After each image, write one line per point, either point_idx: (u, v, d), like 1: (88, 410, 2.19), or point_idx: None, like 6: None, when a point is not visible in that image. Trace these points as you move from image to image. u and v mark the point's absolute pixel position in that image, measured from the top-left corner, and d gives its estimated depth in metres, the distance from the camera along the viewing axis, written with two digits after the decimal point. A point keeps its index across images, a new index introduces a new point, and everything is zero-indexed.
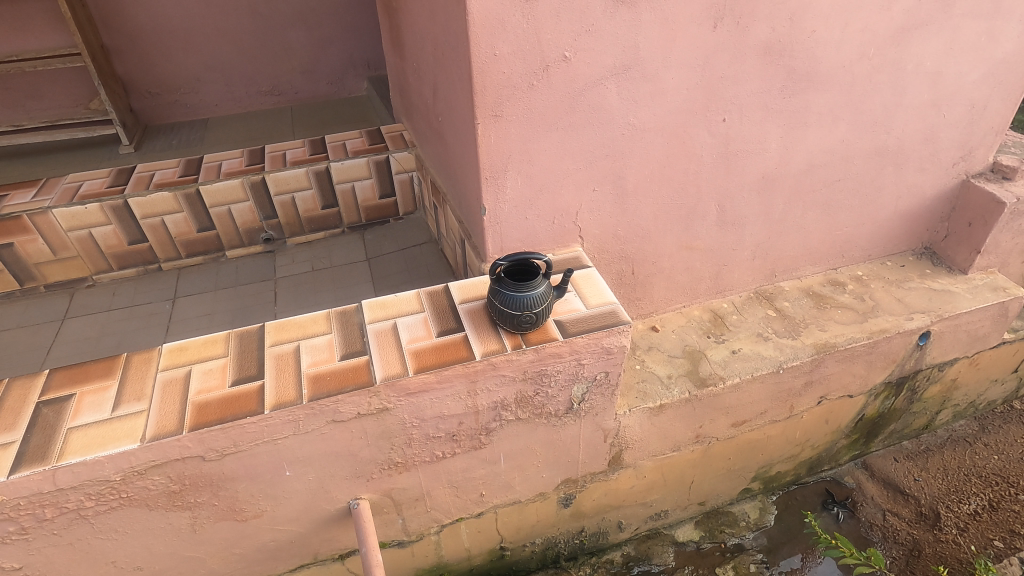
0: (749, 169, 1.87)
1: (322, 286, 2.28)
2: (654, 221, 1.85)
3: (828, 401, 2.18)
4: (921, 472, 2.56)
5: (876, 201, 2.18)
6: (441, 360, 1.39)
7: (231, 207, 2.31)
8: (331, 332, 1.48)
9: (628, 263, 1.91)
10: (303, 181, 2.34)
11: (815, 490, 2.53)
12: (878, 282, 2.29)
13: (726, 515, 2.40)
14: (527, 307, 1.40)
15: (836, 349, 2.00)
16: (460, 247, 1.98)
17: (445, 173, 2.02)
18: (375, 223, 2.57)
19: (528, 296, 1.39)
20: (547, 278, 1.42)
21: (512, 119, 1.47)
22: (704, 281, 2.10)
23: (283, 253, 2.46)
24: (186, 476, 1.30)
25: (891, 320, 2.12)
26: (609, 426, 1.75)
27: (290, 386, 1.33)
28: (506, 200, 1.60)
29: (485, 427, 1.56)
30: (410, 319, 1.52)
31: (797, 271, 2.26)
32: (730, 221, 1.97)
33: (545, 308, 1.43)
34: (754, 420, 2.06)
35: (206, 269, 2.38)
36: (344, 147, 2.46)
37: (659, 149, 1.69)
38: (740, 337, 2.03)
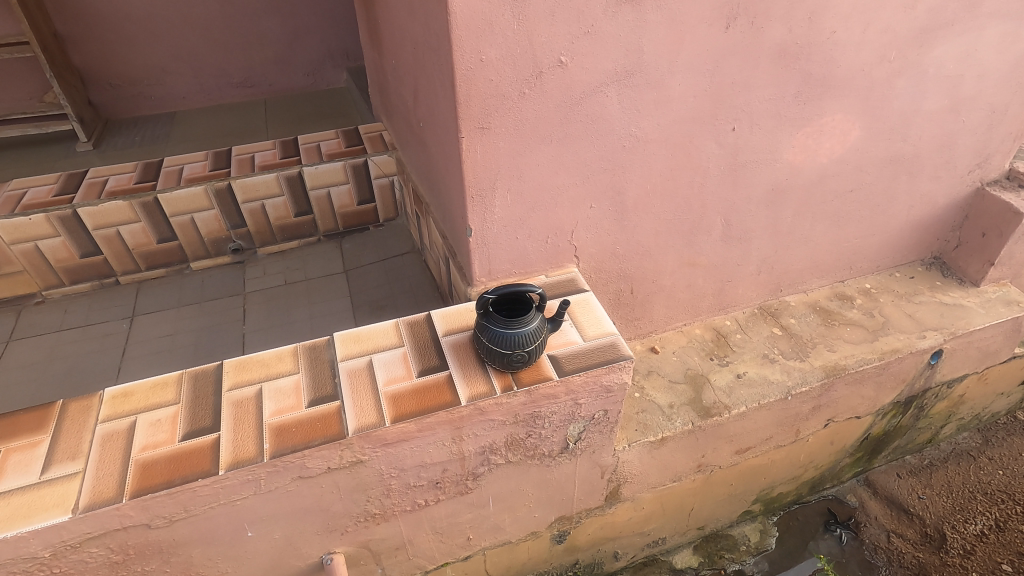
0: (758, 182, 1.71)
1: (297, 302, 2.12)
2: (655, 238, 1.69)
3: (835, 424, 2.06)
4: (925, 489, 2.48)
5: (888, 212, 2.05)
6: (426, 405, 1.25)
7: (194, 215, 2.12)
8: (298, 373, 1.32)
9: (627, 282, 1.76)
10: (273, 188, 2.16)
11: (817, 509, 2.43)
12: (887, 296, 2.17)
13: (725, 539, 2.29)
14: (519, 345, 1.26)
15: (846, 372, 1.88)
16: (445, 264, 1.81)
17: (427, 184, 1.85)
18: (353, 231, 2.39)
19: (523, 333, 1.25)
20: (541, 310, 1.29)
21: (501, 132, 1.30)
22: (706, 298, 1.95)
23: (253, 265, 2.27)
24: (130, 545, 1.14)
25: (903, 339, 2.00)
26: (606, 463, 1.62)
27: (250, 440, 1.18)
28: (494, 219, 1.44)
29: (472, 472, 1.41)
30: (387, 355, 1.36)
31: (803, 285, 2.13)
32: (736, 236, 1.82)
33: (538, 345, 1.29)
34: (759, 446, 1.94)
35: (168, 283, 2.19)
36: (317, 150, 2.27)
37: (662, 162, 1.53)
38: (745, 360, 1.90)
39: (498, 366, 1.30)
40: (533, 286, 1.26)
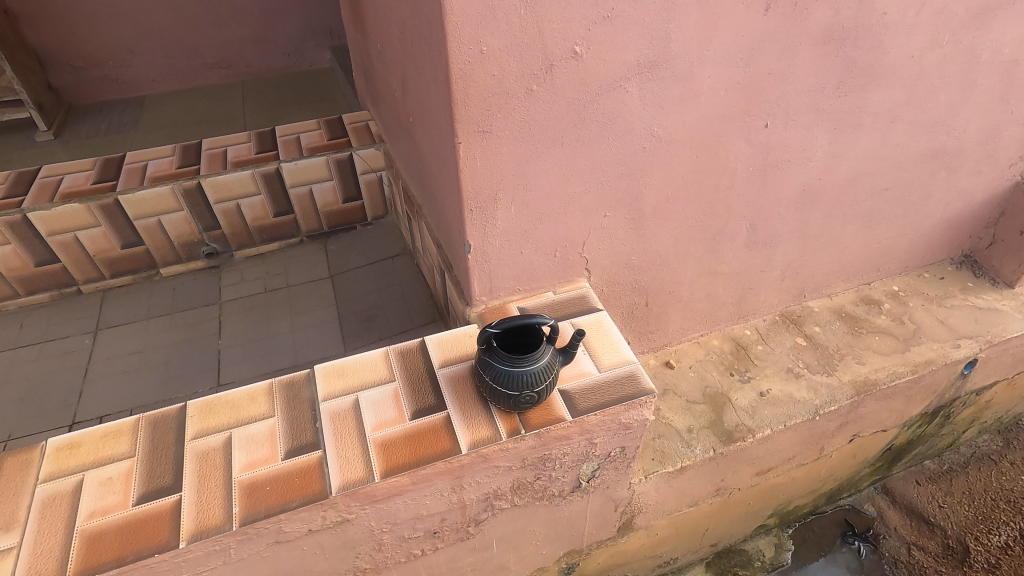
0: (789, 183, 1.53)
1: (277, 312, 1.94)
2: (674, 246, 1.52)
3: (860, 438, 1.93)
4: (946, 497, 2.37)
5: (922, 210, 1.88)
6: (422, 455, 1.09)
7: (161, 218, 1.91)
8: (273, 416, 1.15)
9: (642, 294, 1.59)
10: (249, 186, 1.95)
11: (834, 520, 2.33)
12: (916, 300, 2.01)
13: (739, 555, 2.18)
14: (527, 386, 1.09)
15: (877, 387, 1.74)
16: (440, 275, 1.63)
17: (419, 184, 1.65)
18: (339, 230, 2.20)
19: (530, 372, 1.08)
20: (551, 344, 1.12)
21: (504, 135, 1.11)
22: (726, 307, 1.79)
23: (230, 269, 2.08)
24: None
25: (936, 348, 1.86)
26: (620, 496, 1.47)
27: (216, 502, 1.01)
28: (496, 233, 1.26)
29: (474, 519, 1.26)
30: (375, 393, 1.19)
31: (828, 289, 1.96)
32: (761, 241, 1.65)
33: (549, 383, 1.13)
34: (781, 466, 1.80)
35: (136, 291, 1.99)
36: (297, 143, 2.06)
37: (686, 164, 1.35)
38: (768, 374, 1.75)
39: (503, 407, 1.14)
40: (544, 318, 1.08)
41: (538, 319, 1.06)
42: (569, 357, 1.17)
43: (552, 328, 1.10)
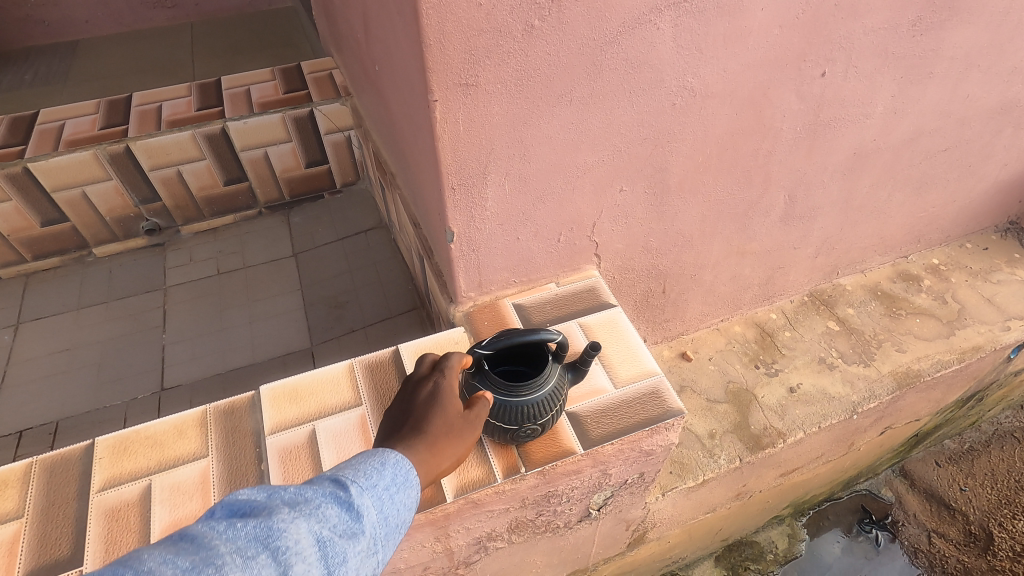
0: (839, 145, 1.27)
1: (232, 300, 1.67)
2: (700, 224, 1.27)
3: (891, 430, 1.74)
4: (967, 479, 2.23)
5: (978, 174, 1.62)
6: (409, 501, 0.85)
7: (86, 189, 1.61)
8: (205, 456, 0.91)
9: (659, 280, 1.35)
10: (190, 150, 1.64)
11: (849, 506, 2.18)
12: (959, 275, 1.78)
13: (751, 547, 2.03)
14: (529, 418, 0.86)
15: (920, 379, 1.53)
16: (420, 259, 1.37)
17: (390, 148, 1.36)
18: (304, 200, 1.91)
19: (526, 403, 0.84)
20: (557, 364, 0.87)
21: (496, 90, 0.83)
22: (751, 289, 1.55)
23: (176, 247, 1.79)
24: None
25: (984, 332, 1.64)
26: (634, 517, 1.27)
27: None
28: (486, 217, 0.99)
29: (463, 561, 1.05)
30: (337, 421, 0.95)
31: (863, 264, 1.72)
32: (799, 215, 1.40)
33: (556, 411, 0.89)
34: (807, 465, 1.61)
35: (65, 276, 1.71)
36: (247, 97, 1.73)
37: (723, 124, 1.07)
38: (798, 366, 1.53)
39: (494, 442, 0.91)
40: (551, 335, 0.83)
41: (542, 337, 0.81)
42: (579, 375, 0.93)
43: (561, 345, 0.85)
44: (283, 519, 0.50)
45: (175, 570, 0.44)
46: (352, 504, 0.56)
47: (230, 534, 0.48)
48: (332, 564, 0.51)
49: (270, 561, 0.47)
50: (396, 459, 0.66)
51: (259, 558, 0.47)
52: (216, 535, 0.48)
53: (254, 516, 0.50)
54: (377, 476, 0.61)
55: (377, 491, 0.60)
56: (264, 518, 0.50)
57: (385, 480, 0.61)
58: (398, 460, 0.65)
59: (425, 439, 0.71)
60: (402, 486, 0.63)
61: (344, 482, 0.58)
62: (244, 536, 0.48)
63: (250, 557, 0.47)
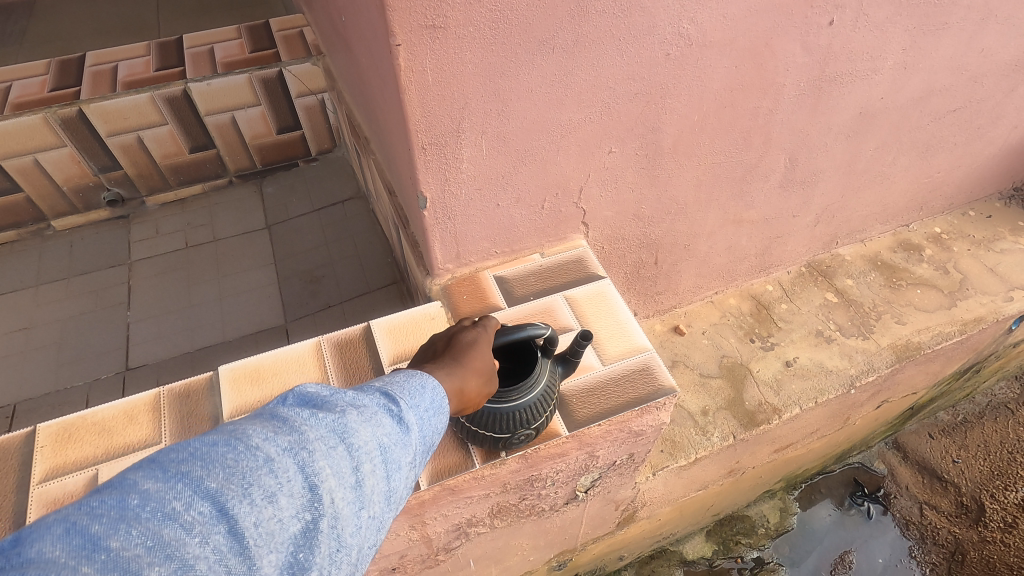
0: (845, 104, 1.18)
1: (202, 275, 1.58)
2: (695, 190, 1.18)
3: (888, 403, 1.70)
4: (959, 451, 2.21)
5: (986, 137, 1.54)
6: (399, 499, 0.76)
7: (39, 156, 1.49)
8: (158, 443, 0.84)
9: (650, 250, 1.27)
10: (150, 114, 1.53)
11: (841, 479, 2.16)
12: (962, 244, 1.72)
13: (742, 522, 2.00)
14: (521, 424, 0.78)
15: (921, 352, 1.47)
16: (396, 229, 1.28)
17: (362, 108, 1.26)
18: (277, 168, 1.80)
19: (518, 410, 0.76)
20: (546, 360, 0.79)
21: (468, 35, 0.74)
22: (747, 260, 1.48)
23: (142, 219, 1.69)
24: None
25: (986, 302, 1.59)
26: (623, 497, 1.22)
27: None
28: (461, 180, 0.91)
29: (443, 547, 0.99)
30: None
31: (863, 233, 1.65)
32: (799, 180, 1.31)
33: (549, 411, 0.82)
34: (801, 441, 1.57)
35: (23, 250, 1.61)
36: (210, 56, 1.61)
37: (722, 78, 0.98)
38: (794, 340, 1.47)
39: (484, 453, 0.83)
40: (540, 330, 0.74)
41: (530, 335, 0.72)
42: (570, 367, 0.84)
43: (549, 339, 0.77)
44: (353, 419, 0.49)
45: (275, 450, 0.43)
46: (402, 418, 0.53)
47: (314, 421, 0.47)
48: (392, 469, 0.50)
49: (347, 454, 0.46)
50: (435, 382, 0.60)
51: (339, 448, 0.46)
52: (301, 420, 0.46)
53: (329, 410, 0.48)
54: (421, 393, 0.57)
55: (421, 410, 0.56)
56: (339, 413, 0.48)
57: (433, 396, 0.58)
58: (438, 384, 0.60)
59: (461, 367, 0.64)
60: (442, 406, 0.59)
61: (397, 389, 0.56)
62: (323, 428, 0.46)
63: (333, 447, 0.46)
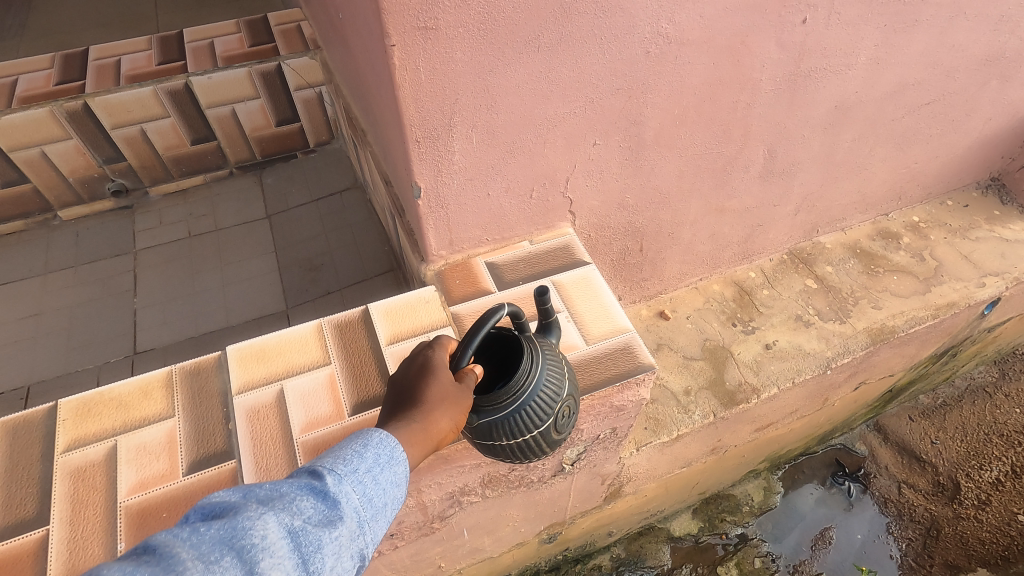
0: (820, 98, 1.24)
1: (204, 264, 1.63)
2: (677, 181, 1.24)
3: (866, 385, 1.77)
4: (938, 433, 2.29)
5: (961, 129, 1.60)
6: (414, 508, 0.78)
7: (45, 148, 1.54)
8: (172, 417, 0.90)
9: (636, 238, 1.33)
10: (152, 107, 1.58)
11: (824, 460, 2.24)
12: (939, 232, 1.78)
13: (727, 500, 2.08)
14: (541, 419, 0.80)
15: (895, 335, 1.54)
16: (392, 218, 1.34)
17: (359, 102, 1.31)
18: (276, 160, 1.85)
19: (537, 393, 0.77)
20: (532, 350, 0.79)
21: (458, 35, 0.80)
22: (730, 248, 1.54)
23: (145, 210, 1.74)
24: None
25: (959, 288, 1.65)
26: (608, 471, 1.30)
27: (95, 537, 0.79)
28: (453, 170, 0.96)
29: (438, 516, 1.06)
30: (305, 381, 0.94)
31: (843, 222, 1.72)
32: (778, 171, 1.37)
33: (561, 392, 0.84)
34: (781, 420, 1.64)
35: (30, 239, 1.66)
36: (211, 50, 1.66)
37: (700, 74, 1.04)
38: (775, 324, 1.54)
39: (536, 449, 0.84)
40: (503, 308, 0.71)
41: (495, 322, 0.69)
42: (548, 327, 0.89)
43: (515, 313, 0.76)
44: (252, 514, 0.48)
45: None
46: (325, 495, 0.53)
47: (193, 539, 0.45)
48: (304, 555, 0.49)
49: (235, 564, 0.45)
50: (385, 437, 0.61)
51: (223, 563, 0.45)
52: (179, 542, 0.45)
53: (218, 521, 0.47)
54: (359, 459, 0.58)
55: (357, 475, 0.57)
56: (227, 522, 0.47)
57: (384, 452, 0.60)
58: (382, 438, 0.61)
59: (422, 407, 0.65)
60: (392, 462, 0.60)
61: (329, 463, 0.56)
62: (208, 540, 0.46)
63: (215, 563, 0.45)
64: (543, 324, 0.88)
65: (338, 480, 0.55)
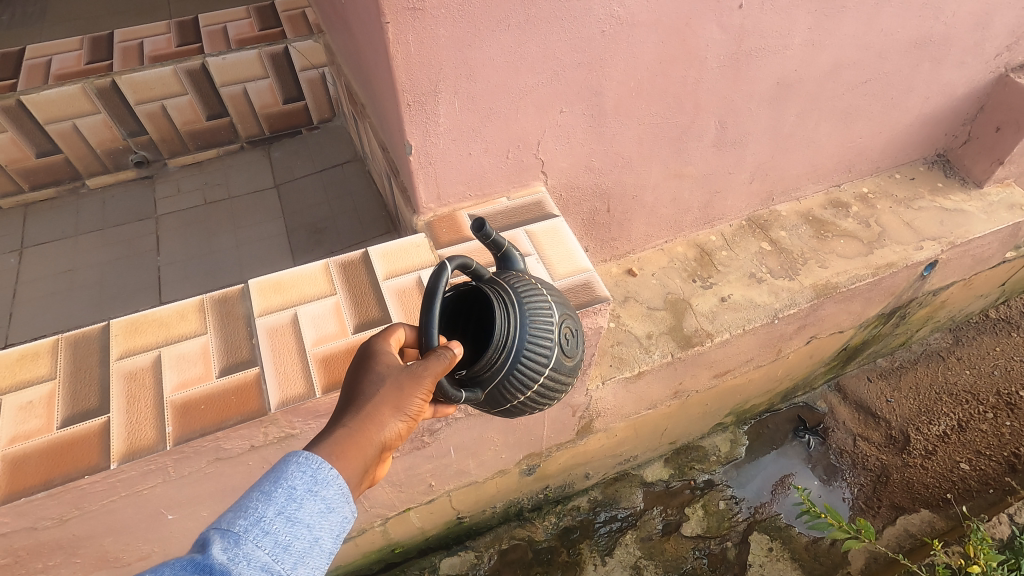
0: (763, 75, 1.41)
1: (219, 228, 1.81)
2: (637, 146, 1.42)
3: (817, 340, 1.96)
4: (894, 392, 2.48)
5: (901, 106, 1.78)
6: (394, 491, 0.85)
7: (77, 122, 1.72)
8: (204, 334, 1.08)
9: (603, 199, 1.51)
10: (173, 85, 1.75)
11: (787, 416, 2.44)
12: (885, 202, 1.96)
13: (696, 451, 2.28)
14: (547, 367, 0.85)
15: (838, 291, 1.73)
16: (388, 181, 1.51)
17: (358, 78, 1.48)
18: (283, 135, 2.02)
19: (526, 341, 0.81)
20: (508, 306, 0.81)
21: (441, 15, 0.97)
22: (691, 212, 1.72)
23: (164, 180, 1.91)
24: (20, 548, 0.96)
25: (899, 251, 1.84)
26: (578, 402, 1.49)
27: (147, 423, 0.97)
28: (439, 131, 1.14)
29: (427, 429, 1.25)
30: (315, 307, 1.12)
31: (797, 192, 1.90)
32: (730, 140, 1.55)
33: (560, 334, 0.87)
34: (738, 368, 1.83)
35: (61, 205, 1.83)
36: (224, 34, 1.83)
37: (651, 52, 1.22)
38: (730, 280, 1.72)
39: (562, 382, 0.90)
40: (445, 268, 0.74)
41: (441, 289, 0.72)
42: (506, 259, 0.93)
43: (460, 265, 0.79)
44: None
45: None
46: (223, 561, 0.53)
47: None
48: None
49: None
50: (309, 457, 0.63)
51: None
52: None
53: None
54: (264, 506, 0.59)
55: (260, 526, 0.57)
56: None
57: (300, 484, 0.61)
58: (291, 478, 0.61)
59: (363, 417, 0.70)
60: (309, 493, 0.62)
61: (226, 523, 0.56)
62: None
63: None
64: (501, 257, 0.93)
65: (235, 541, 0.55)
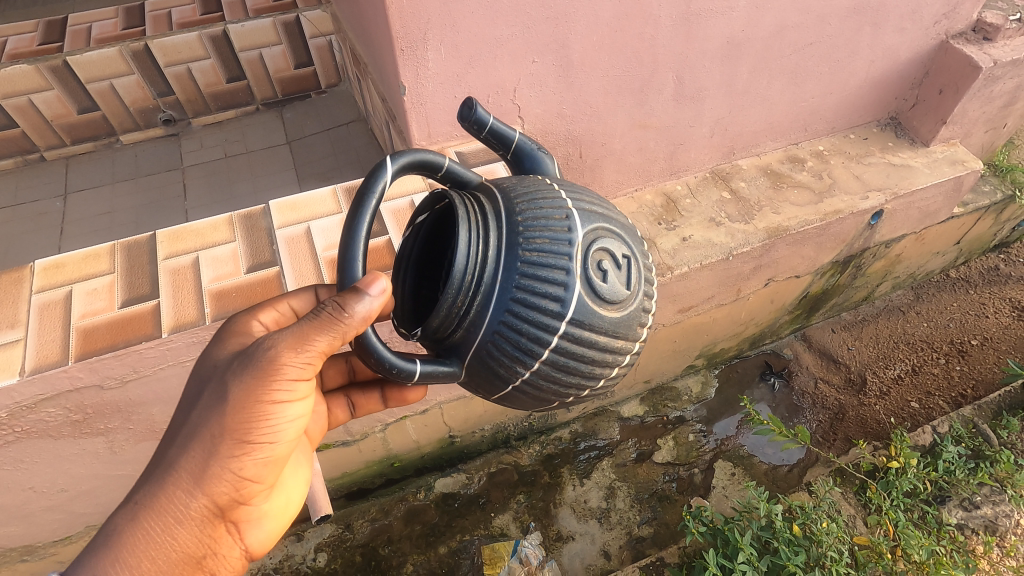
0: (712, 34, 1.63)
1: (239, 176, 2.04)
2: (603, 97, 1.63)
3: (775, 283, 2.17)
4: (855, 341, 2.68)
5: (848, 68, 1.98)
6: (272, 529, 0.97)
7: (114, 81, 1.94)
8: (234, 241, 1.31)
9: (575, 145, 1.73)
10: (197, 49, 1.97)
11: (755, 362, 2.66)
12: (838, 158, 2.16)
13: (670, 391, 2.50)
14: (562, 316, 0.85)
15: (788, 232, 1.94)
16: (387, 130, 1.73)
17: (362, 39, 1.70)
18: (294, 98, 2.24)
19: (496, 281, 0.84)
20: (469, 236, 0.83)
21: None
22: (657, 162, 1.93)
23: (188, 137, 2.14)
24: (87, 405, 1.21)
25: (846, 200, 2.04)
26: None
27: (189, 305, 1.20)
28: (429, 75, 1.36)
29: None
30: (326, 222, 1.34)
31: (757, 148, 2.11)
32: (689, 94, 1.76)
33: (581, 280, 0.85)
34: (701, 305, 2.04)
35: (98, 158, 2.07)
36: (243, 5, 2.05)
37: (609, 10, 1.43)
38: (692, 223, 1.93)
39: (600, 339, 0.89)
40: (381, 169, 0.80)
41: (372, 191, 0.77)
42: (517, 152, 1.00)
43: (415, 164, 0.84)
44: None
45: None
46: None
47: None
48: None
49: None
50: None
51: None
52: None
53: None
54: None
55: None
56: None
57: None
58: None
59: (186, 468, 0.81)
60: None
61: None
62: None
63: None
64: (514, 156, 1.01)
65: None
